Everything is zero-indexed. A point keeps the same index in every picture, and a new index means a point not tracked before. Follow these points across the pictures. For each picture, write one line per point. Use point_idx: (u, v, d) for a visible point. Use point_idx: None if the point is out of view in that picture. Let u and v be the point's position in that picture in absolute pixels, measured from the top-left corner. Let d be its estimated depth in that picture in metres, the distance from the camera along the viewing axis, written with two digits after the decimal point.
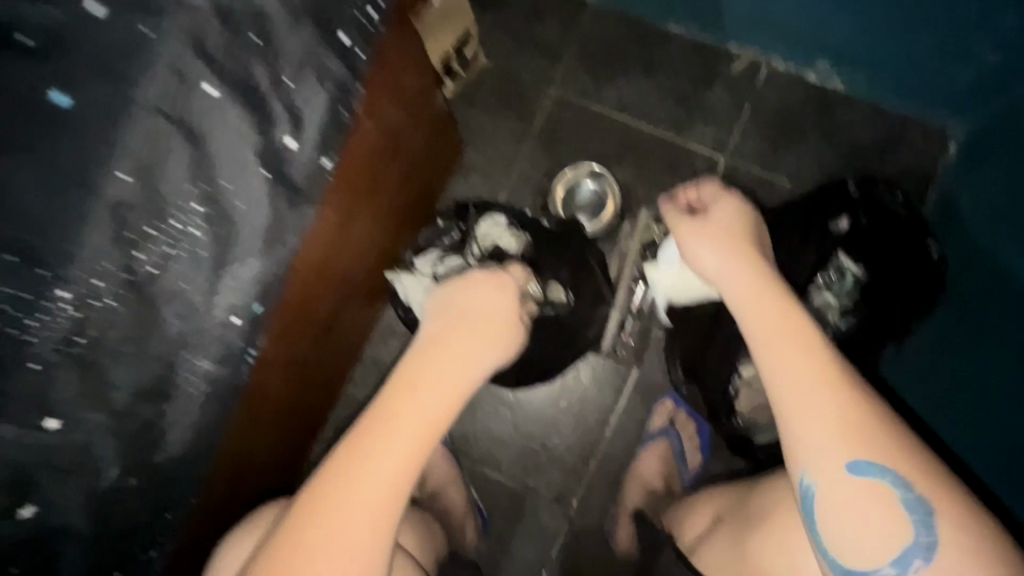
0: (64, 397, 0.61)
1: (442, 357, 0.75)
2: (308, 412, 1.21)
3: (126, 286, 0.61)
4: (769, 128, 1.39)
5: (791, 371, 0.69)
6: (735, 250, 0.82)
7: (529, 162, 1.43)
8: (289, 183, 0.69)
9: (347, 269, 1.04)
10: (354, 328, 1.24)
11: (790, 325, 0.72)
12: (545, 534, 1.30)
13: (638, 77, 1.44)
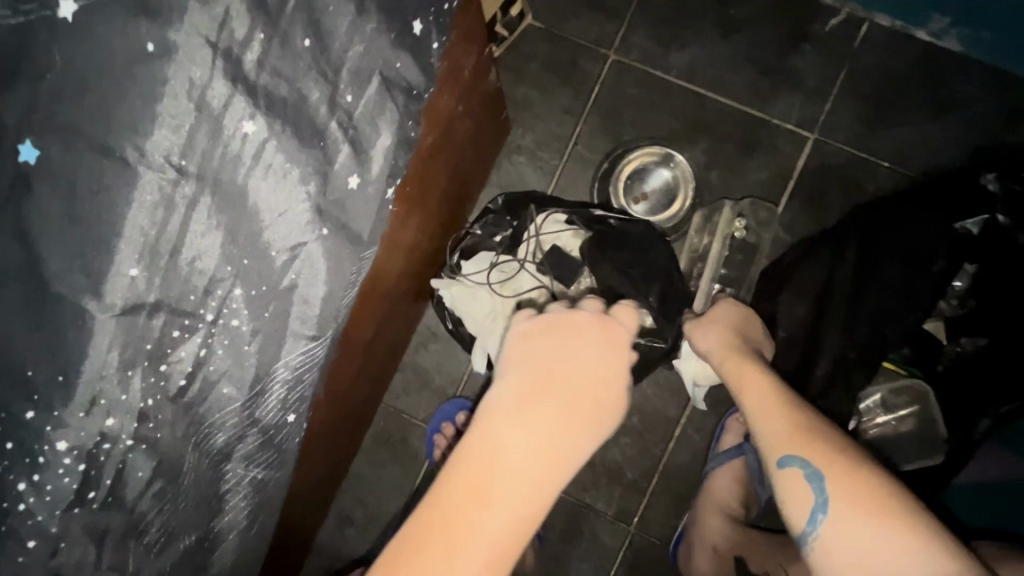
0: (93, 540, 0.54)
1: (536, 409, 0.63)
2: (348, 432, 1.10)
3: (158, 398, 0.52)
4: (866, 99, 1.19)
5: (766, 425, 0.74)
6: (726, 331, 0.93)
7: (584, 141, 1.25)
8: (350, 235, 0.57)
9: (388, 285, 0.91)
10: (394, 339, 1.11)
11: (766, 390, 0.79)
12: (604, 550, 1.22)
13: (713, 39, 1.23)
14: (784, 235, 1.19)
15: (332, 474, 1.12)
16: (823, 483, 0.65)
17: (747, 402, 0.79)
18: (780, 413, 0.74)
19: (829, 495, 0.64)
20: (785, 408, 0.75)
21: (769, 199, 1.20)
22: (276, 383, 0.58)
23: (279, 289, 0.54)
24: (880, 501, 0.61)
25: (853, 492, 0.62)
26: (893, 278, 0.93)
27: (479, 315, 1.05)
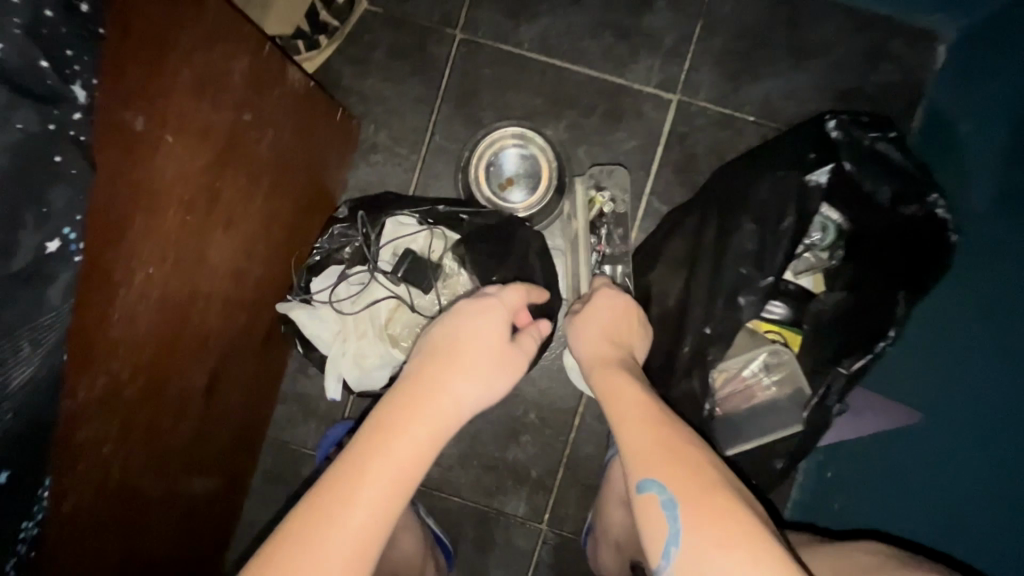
0: None
1: (409, 467, 0.59)
2: (219, 480, 1.01)
3: None
4: (726, 54, 1.13)
5: (627, 437, 0.66)
6: (600, 324, 0.84)
7: (441, 131, 1.16)
8: None
9: (209, 325, 0.81)
10: (255, 373, 1.02)
11: (632, 395, 0.71)
12: (518, 554, 1.18)
13: (562, 6, 1.15)
14: (659, 205, 1.14)
15: (211, 527, 1.03)
16: (676, 512, 0.58)
17: (611, 406, 0.71)
18: (643, 422, 0.66)
19: (682, 526, 0.57)
20: (653, 417, 0.67)
21: (639, 170, 1.14)
22: None
23: None
24: (743, 525, 0.55)
25: (710, 519, 0.55)
26: (753, 241, 0.89)
27: (335, 336, 0.96)
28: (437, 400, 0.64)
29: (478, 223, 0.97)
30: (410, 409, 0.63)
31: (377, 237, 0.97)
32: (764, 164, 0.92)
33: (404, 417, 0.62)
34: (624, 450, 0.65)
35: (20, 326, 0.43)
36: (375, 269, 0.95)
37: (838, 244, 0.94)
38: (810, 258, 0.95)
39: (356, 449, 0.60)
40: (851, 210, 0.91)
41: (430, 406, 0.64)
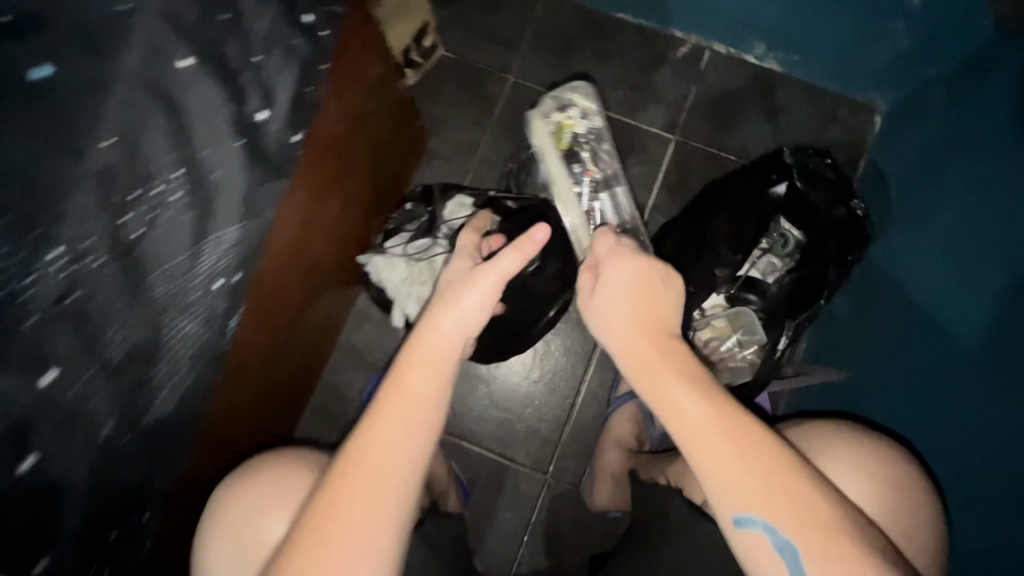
0: (27, 401, 0.49)
1: (420, 412, 0.70)
2: (288, 397, 1.23)
3: (115, 251, 0.53)
4: (714, 109, 1.48)
5: (701, 453, 0.66)
6: (632, 292, 0.80)
7: (491, 148, 1.49)
8: (265, 155, 0.65)
9: (317, 254, 1.06)
10: (326, 314, 1.25)
11: (691, 402, 0.69)
12: (525, 498, 1.36)
13: (591, 64, 1.51)
14: (658, 216, 1.44)
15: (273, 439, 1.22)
16: (786, 536, 0.63)
17: (654, 400, 0.72)
18: (717, 432, 0.66)
19: (802, 551, 0.62)
20: (755, 439, 0.66)
21: (643, 188, 1.46)
22: (209, 253, 0.61)
23: (209, 178, 0.59)
24: (812, 520, 0.62)
25: (788, 506, 0.63)
26: (728, 235, 1.17)
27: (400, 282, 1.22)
28: (429, 349, 0.73)
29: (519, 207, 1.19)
30: (407, 371, 0.71)
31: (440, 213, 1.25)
32: (734, 181, 1.22)
33: (410, 377, 0.71)
34: (707, 486, 0.66)
35: (276, 177, 0.69)
36: (437, 238, 1.21)
37: (794, 252, 1.20)
38: (769, 257, 1.20)
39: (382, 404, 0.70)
40: (801, 221, 1.19)
41: (430, 352, 0.73)
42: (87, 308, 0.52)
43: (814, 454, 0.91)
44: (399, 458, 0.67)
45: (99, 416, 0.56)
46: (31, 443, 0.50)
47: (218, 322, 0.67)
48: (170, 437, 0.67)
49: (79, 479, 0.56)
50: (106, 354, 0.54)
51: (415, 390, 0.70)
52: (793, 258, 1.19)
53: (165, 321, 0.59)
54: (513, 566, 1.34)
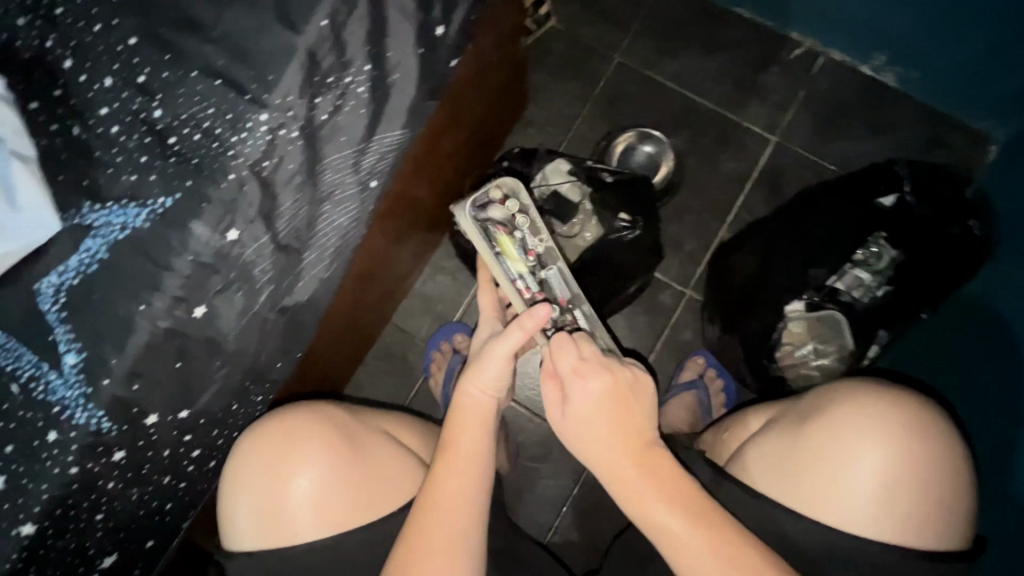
0: (205, 251, 0.53)
1: (466, 456, 0.68)
2: (359, 331, 1.24)
3: (304, 130, 0.55)
4: (819, 116, 1.43)
5: (681, 551, 0.60)
6: (605, 426, 0.65)
7: (587, 123, 1.44)
8: (434, 72, 0.64)
9: (416, 193, 1.08)
10: (408, 261, 1.27)
11: (666, 505, 0.62)
12: (568, 470, 1.35)
13: (699, 53, 1.46)
14: (746, 217, 1.41)
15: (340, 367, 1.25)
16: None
17: (622, 490, 0.64)
18: (696, 534, 0.60)
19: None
20: (712, 537, 0.60)
21: (733, 186, 1.42)
22: (371, 153, 0.62)
23: (388, 81, 0.60)
24: None
25: None
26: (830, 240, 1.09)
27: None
28: (471, 408, 0.70)
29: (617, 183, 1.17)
30: (461, 429, 0.70)
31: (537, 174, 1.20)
32: (833, 187, 1.14)
33: (462, 433, 0.70)
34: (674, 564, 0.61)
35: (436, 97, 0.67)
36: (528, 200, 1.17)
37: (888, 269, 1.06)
38: (860, 273, 1.08)
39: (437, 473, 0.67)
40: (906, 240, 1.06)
41: (472, 415, 0.70)
42: (273, 176, 0.55)
43: (841, 429, 0.68)
44: (461, 507, 0.65)
45: (260, 283, 0.58)
46: (206, 287, 0.54)
47: (361, 231, 0.68)
48: (302, 336, 0.68)
49: (231, 337, 0.58)
50: (277, 224, 0.57)
51: (468, 447, 0.69)
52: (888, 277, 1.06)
53: (325, 209, 0.61)
54: (547, 533, 1.33)
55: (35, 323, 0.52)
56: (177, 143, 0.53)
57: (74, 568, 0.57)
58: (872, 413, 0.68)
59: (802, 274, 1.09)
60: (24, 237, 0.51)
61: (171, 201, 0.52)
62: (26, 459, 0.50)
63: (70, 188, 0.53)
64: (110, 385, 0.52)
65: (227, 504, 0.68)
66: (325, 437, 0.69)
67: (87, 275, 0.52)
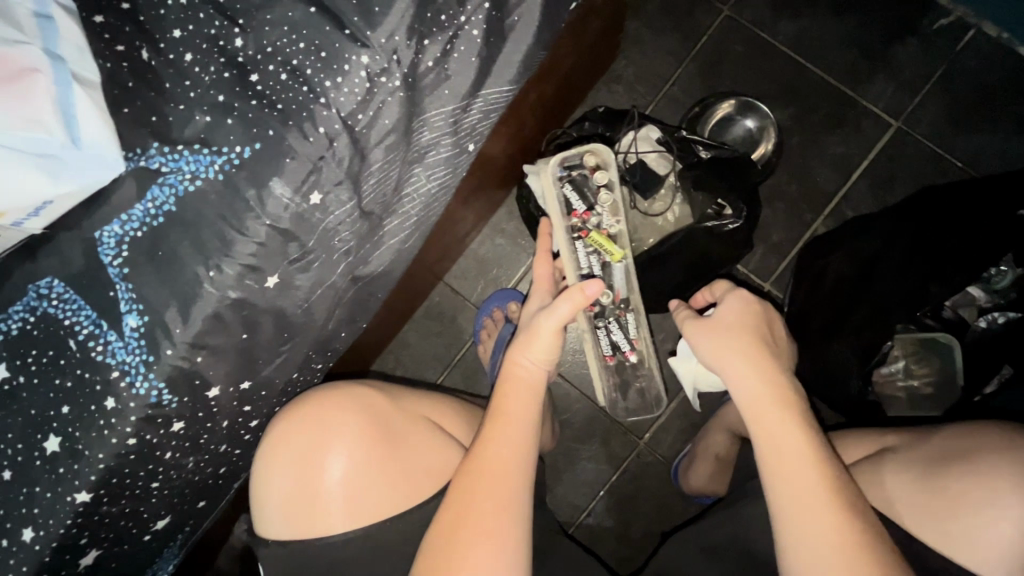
0: (279, 214, 0.45)
1: (517, 427, 0.60)
2: (408, 289, 1.14)
3: (406, 78, 0.46)
4: (956, 103, 1.16)
5: (787, 471, 0.54)
6: (741, 344, 0.62)
7: (680, 83, 1.22)
8: (557, 15, 0.52)
9: (486, 147, 0.97)
10: (469, 222, 1.18)
11: (793, 430, 0.56)
12: (611, 457, 1.23)
13: (828, 14, 1.20)
14: (846, 210, 1.18)
15: (386, 324, 1.17)
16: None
17: (746, 405, 0.60)
18: (813, 471, 0.54)
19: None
20: (832, 488, 0.53)
21: (837, 173, 1.18)
22: (474, 110, 0.52)
23: (505, 24, 0.49)
24: None
25: None
26: (954, 245, 0.87)
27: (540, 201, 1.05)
28: (522, 382, 0.63)
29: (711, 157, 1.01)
30: (508, 400, 0.62)
31: (619, 140, 1.06)
32: (961, 186, 0.93)
33: (510, 404, 0.62)
34: (773, 502, 0.54)
35: (551, 46, 0.55)
36: None
37: (1009, 291, 0.87)
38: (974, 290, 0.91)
39: (486, 437, 0.60)
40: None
41: (523, 384, 0.63)
42: (365, 132, 0.46)
43: (991, 473, 0.53)
44: (506, 487, 0.57)
45: (338, 253, 0.50)
46: (284, 253, 0.47)
47: (447, 198, 0.58)
48: (368, 308, 0.61)
49: (302, 309, 0.51)
50: (363, 188, 0.48)
51: (520, 423, 0.61)
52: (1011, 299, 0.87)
53: (415, 171, 0.53)
54: (581, 515, 1.24)
55: (98, 274, 0.46)
56: (260, 82, 0.44)
57: (128, 530, 0.54)
58: None
59: (908, 291, 0.89)
60: (85, 177, 0.45)
61: (248, 151, 0.44)
62: (83, 425, 0.47)
63: (137, 123, 0.46)
64: (173, 355, 0.46)
65: (259, 481, 0.62)
66: (361, 423, 0.62)
67: (153, 226, 0.45)
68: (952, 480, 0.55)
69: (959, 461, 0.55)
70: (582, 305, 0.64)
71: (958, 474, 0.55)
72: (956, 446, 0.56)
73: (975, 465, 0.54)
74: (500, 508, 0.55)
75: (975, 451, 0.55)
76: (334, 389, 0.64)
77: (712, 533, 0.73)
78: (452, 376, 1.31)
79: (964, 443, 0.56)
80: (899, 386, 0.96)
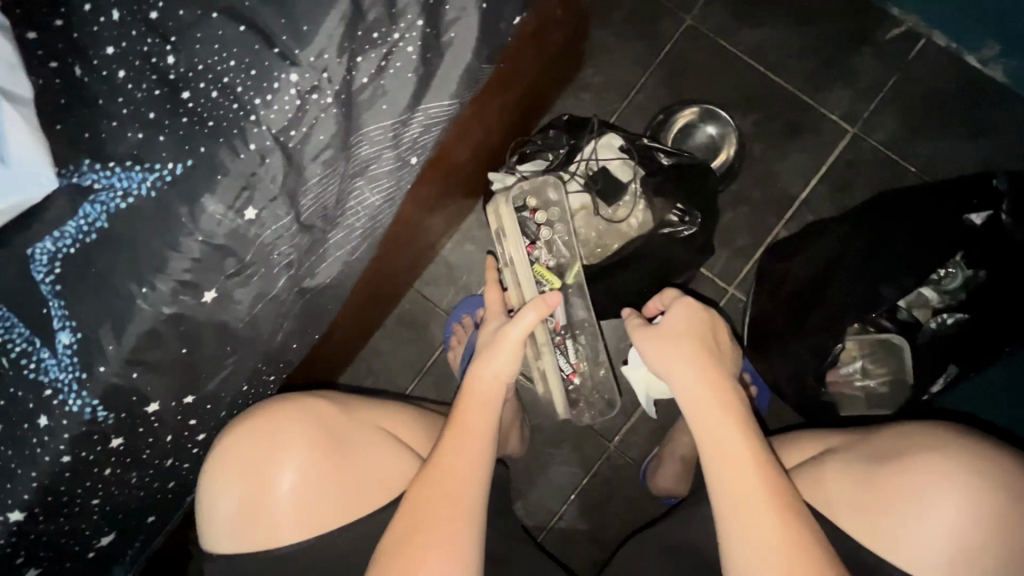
0: (214, 230, 0.46)
1: (473, 436, 0.61)
2: (376, 297, 1.14)
3: (341, 95, 0.47)
4: (909, 111, 1.20)
5: (731, 477, 0.55)
6: (690, 351, 0.64)
7: (645, 91, 1.25)
8: (495, 32, 0.53)
9: (449, 156, 0.98)
10: (437, 230, 1.18)
11: (739, 435, 0.58)
12: (582, 460, 1.25)
13: (787, 24, 1.24)
14: (806, 215, 1.21)
15: (354, 333, 1.17)
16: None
17: (693, 411, 0.61)
18: (757, 476, 0.55)
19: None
20: (773, 492, 0.54)
21: (797, 179, 1.21)
22: (414, 124, 0.53)
23: (441, 41, 0.50)
24: None
25: None
26: (899, 249, 0.90)
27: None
28: (477, 392, 0.63)
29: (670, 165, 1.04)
30: (466, 409, 0.63)
31: (582, 148, 1.07)
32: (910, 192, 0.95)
33: (466, 414, 0.62)
34: (718, 506, 0.55)
35: (492, 61, 0.57)
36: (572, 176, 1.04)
37: (960, 292, 0.91)
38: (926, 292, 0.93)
39: (442, 447, 0.60)
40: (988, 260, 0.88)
41: (479, 395, 0.63)
42: (299, 148, 0.47)
43: (923, 473, 0.55)
44: (459, 496, 0.57)
45: (278, 267, 0.51)
46: (220, 268, 0.47)
47: (394, 209, 0.59)
48: (317, 320, 0.61)
49: (244, 322, 0.51)
50: (301, 203, 0.49)
51: (477, 434, 0.61)
52: (960, 300, 0.90)
53: (357, 185, 0.53)
54: (553, 519, 1.24)
55: (31, 291, 0.46)
56: (191, 100, 0.45)
57: (69, 548, 0.53)
58: (963, 467, 0.54)
59: (862, 295, 0.90)
60: (15, 194, 0.45)
61: (180, 168, 0.44)
62: (17, 443, 0.46)
63: (68, 140, 0.46)
64: (107, 371, 0.46)
65: (208, 496, 0.61)
66: (313, 436, 0.62)
67: (86, 243, 0.45)
68: (888, 480, 0.57)
69: (896, 462, 0.57)
70: (547, 314, 0.65)
71: (894, 473, 0.57)
72: (894, 447, 0.58)
73: (911, 465, 0.56)
74: (452, 519, 0.56)
75: (910, 451, 0.57)
76: (285, 402, 0.63)
77: (667, 535, 0.74)
78: (424, 383, 1.31)
79: (901, 444, 0.58)
80: (858, 386, 0.98)
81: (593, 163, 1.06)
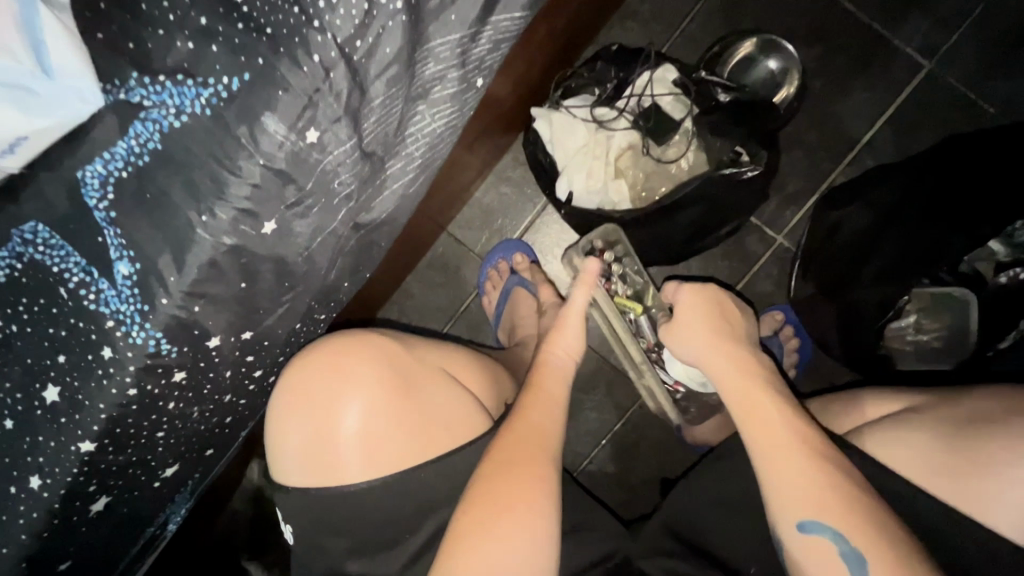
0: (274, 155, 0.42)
1: (552, 396, 0.62)
2: (411, 239, 1.11)
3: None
4: (995, 43, 1.08)
5: (764, 427, 0.56)
6: (706, 326, 0.65)
7: (701, 18, 1.14)
8: None
9: (491, 90, 0.91)
10: (474, 169, 1.13)
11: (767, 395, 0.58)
12: (615, 407, 1.24)
13: None
14: (867, 159, 1.12)
15: (389, 275, 1.15)
16: (864, 563, 0.48)
17: (720, 377, 0.62)
18: (789, 429, 0.55)
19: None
20: (809, 440, 0.54)
21: (862, 119, 1.12)
22: (483, 39, 0.48)
23: None
24: None
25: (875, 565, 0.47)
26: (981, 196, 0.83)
27: (548, 145, 1.01)
28: (554, 364, 0.66)
29: (730, 103, 0.95)
30: (545, 377, 0.64)
31: (633, 81, 1.00)
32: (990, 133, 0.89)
33: (544, 380, 0.64)
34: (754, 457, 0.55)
35: None
36: (622, 113, 0.99)
37: None
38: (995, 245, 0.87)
39: (529, 406, 0.61)
40: None
41: (557, 364, 0.66)
42: (364, 62, 0.42)
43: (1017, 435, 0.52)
44: (540, 450, 0.57)
45: (338, 197, 0.47)
46: (278, 196, 0.44)
47: (453, 139, 0.55)
48: (371, 258, 0.58)
49: (302, 257, 0.49)
50: (363, 126, 0.45)
51: (554, 395, 0.63)
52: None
53: (419, 109, 0.49)
54: (583, 462, 1.26)
55: (80, 218, 0.43)
56: (246, 2, 0.40)
57: (137, 477, 0.54)
58: None
59: (928, 246, 0.86)
60: (62, 111, 0.41)
61: (237, 82, 0.40)
62: (81, 373, 0.45)
63: (111, 51, 0.41)
64: (168, 304, 0.44)
65: (274, 432, 0.61)
66: (376, 378, 0.61)
67: (139, 167, 0.42)
68: (979, 441, 0.53)
69: (987, 424, 0.54)
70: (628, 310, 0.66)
71: (984, 434, 0.53)
72: (985, 410, 0.55)
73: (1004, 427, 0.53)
74: (539, 469, 0.55)
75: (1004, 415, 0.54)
76: (342, 340, 0.62)
77: (714, 482, 0.73)
78: (457, 327, 1.31)
79: (993, 407, 0.55)
80: (908, 340, 0.93)
81: (645, 100, 0.99)
